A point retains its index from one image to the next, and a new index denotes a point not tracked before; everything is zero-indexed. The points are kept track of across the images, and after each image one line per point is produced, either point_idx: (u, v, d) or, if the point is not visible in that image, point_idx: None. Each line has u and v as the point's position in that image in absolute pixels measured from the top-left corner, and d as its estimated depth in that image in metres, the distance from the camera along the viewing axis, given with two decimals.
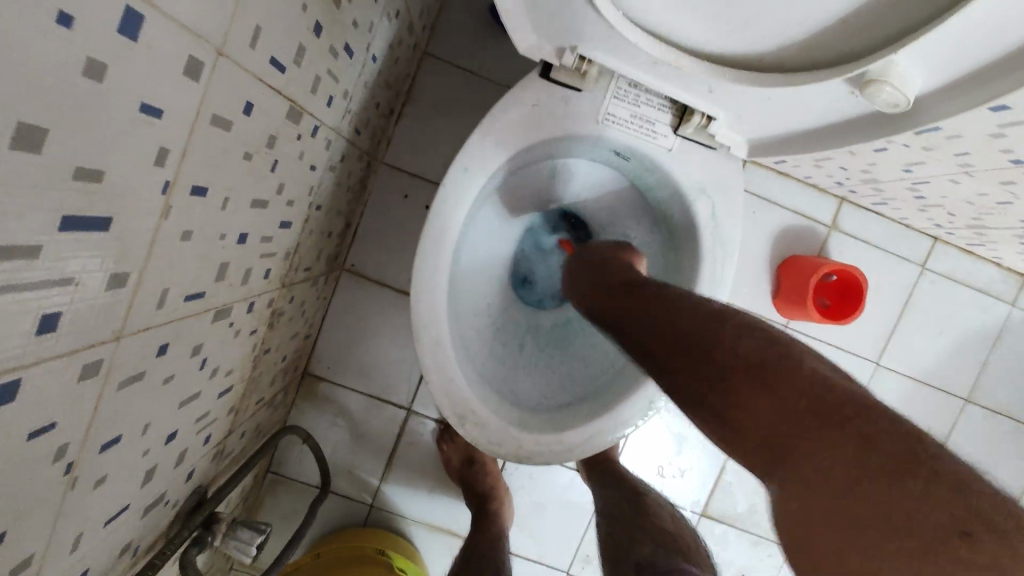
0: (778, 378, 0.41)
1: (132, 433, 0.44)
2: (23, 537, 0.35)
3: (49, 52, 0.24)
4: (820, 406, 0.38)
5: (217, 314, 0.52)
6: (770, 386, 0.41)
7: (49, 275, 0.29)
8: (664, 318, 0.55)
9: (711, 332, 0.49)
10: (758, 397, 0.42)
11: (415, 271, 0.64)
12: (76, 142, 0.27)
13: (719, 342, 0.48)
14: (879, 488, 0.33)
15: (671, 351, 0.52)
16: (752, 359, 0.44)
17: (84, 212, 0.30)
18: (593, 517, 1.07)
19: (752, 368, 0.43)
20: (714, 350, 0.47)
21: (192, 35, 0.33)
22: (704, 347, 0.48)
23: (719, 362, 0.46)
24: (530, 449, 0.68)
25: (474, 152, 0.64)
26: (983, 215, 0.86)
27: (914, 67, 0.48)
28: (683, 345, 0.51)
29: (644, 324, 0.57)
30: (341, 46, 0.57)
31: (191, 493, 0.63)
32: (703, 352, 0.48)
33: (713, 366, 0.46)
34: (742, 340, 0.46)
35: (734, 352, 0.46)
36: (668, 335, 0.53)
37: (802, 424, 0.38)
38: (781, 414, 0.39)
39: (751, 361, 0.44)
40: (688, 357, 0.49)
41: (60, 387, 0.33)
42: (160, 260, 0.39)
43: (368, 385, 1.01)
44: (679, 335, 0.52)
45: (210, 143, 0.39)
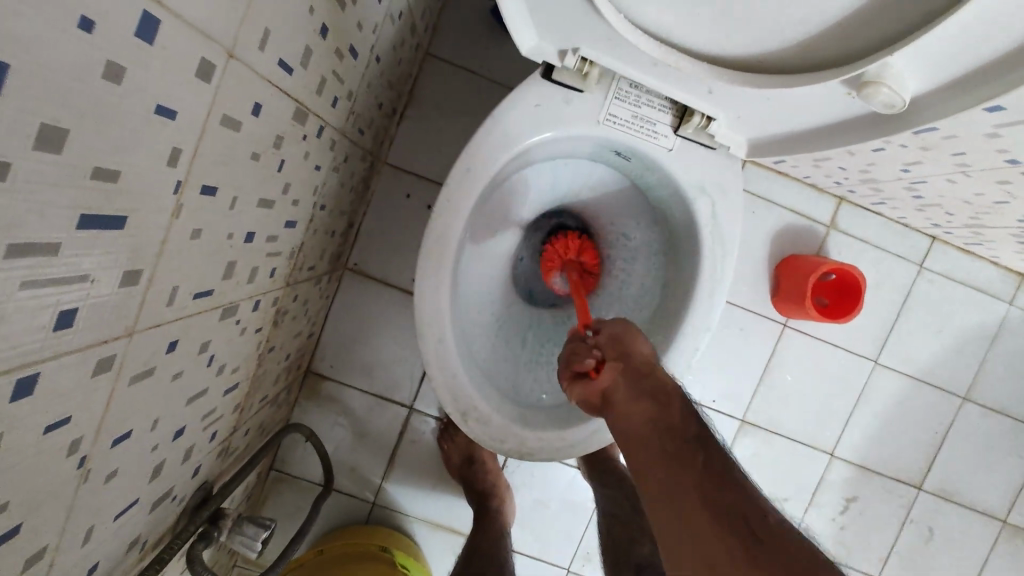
0: (800, 557, 0.40)
1: (142, 429, 0.45)
2: (38, 528, 0.36)
3: (70, 54, 0.25)
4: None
5: (224, 312, 0.53)
6: (795, 562, 0.39)
7: (66, 271, 0.29)
8: (702, 443, 0.49)
9: (739, 482, 0.46)
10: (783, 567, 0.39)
11: (418, 269, 0.65)
12: (95, 141, 0.28)
13: (744, 494, 0.45)
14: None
15: (691, 471, 0.46)
16: (773, 527, 0.42)
17: (101, 209, 0.30)
18: (595, 514, 1.08)
19: (769, 530, 0.42)
20: (739, 500, 0.44)
21: (204, 39, 0.34)
22: (728, 490, 0.45)
23: (745, 511, 0.43)
24: (532, 445, 0.69)
25: (476, 151, 0.65)
26: (980, 215, 0.87)
27: (911, 68, 0.49)
28: (709, 472, 0.46)
29: (673, 428, 0.51)
30: (346, 48, 0.57)
31: (197, 489, 0.64)
32: (729, 492, 0.45)
33: (738, 515, 0.43)
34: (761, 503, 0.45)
35: (762, 513, 0.43)
36: (696, 455, 0.48)
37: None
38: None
39: (772, 525, 0.42)
40: (719, 487, 0.45)
41: (75, 379, 0.34)
42: (171, 257, 0.39)
43: (371, 383, 1.02)
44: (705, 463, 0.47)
45: (220, 143, 0.40)
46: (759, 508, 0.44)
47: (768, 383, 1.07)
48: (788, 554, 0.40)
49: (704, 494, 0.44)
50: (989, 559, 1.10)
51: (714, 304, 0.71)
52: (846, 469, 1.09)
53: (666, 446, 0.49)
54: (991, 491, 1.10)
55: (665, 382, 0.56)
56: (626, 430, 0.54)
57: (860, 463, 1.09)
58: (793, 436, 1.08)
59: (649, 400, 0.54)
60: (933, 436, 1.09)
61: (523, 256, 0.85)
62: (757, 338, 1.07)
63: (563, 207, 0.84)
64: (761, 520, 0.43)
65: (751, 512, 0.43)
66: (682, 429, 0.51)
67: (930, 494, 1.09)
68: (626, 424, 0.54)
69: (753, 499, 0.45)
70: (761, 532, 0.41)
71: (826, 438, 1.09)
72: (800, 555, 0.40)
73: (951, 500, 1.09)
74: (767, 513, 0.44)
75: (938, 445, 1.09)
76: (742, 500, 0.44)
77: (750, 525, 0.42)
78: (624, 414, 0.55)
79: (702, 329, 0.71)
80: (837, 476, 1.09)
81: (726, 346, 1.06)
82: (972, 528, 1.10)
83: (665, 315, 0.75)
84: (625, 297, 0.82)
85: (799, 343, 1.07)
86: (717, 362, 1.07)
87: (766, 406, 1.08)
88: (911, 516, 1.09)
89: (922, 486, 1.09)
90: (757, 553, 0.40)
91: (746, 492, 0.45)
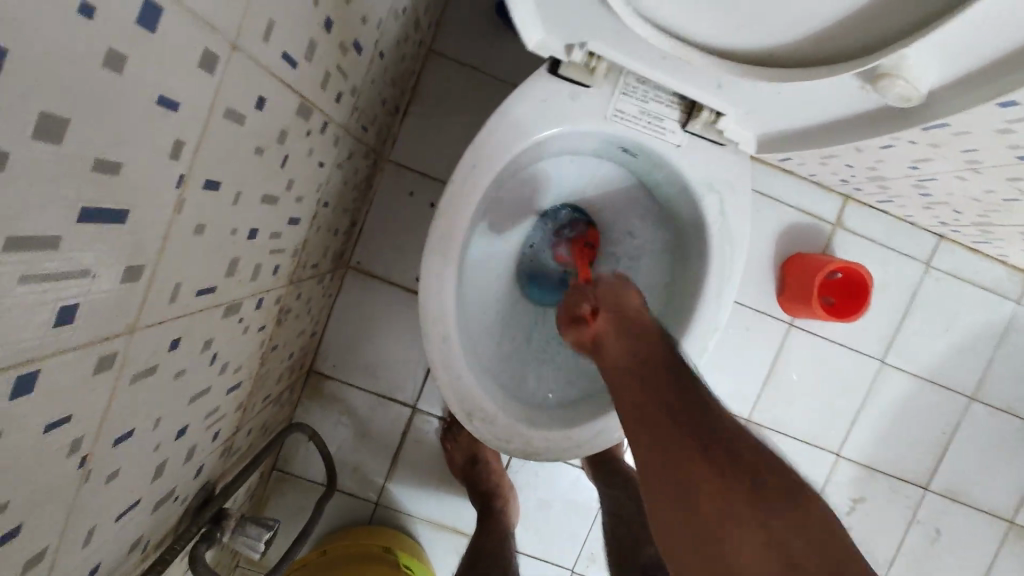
0: (757, 459, 0.48)
1: (144, 428, 0.44)
2: (37, 530, 0.35)
3: (68, 41, 0.24)
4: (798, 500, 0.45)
5: (227, 310, 0.52)
6: (754, 466, 0.47)
7: (65, 265, 0.29)
8: (678, 379, 0.56)
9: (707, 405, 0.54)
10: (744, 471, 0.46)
11: (423, 267, 0.64)
12: (93, 132, 0.27)
13: (713, 414, 0.52)
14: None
15: (666, 405, 0.54)
16: (736, 439, 0.50)
17: (101, 203, 0.30)
18: (599, 515, 1.07)
19: (733, 441, 0.49)
20: (708, 421, 0.51)
21: (207, 29, 0.33)
22: (699, 413, 0.52)
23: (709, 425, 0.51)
24: (538, 445, 0.68)
25: (483, 147, 0.64)
26: (989, 213, 0.87)
27: (926, 60, 0.48)
28: (682, 402, 0.53)
29: (652, 368, 0.58)
30: (350, 43, 0.57)
31: (199, 490, 0.63)
32: (701, 414, 0.52)
33: (706, 431, 0.50)
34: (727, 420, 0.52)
35: (728, 428, 0.51)
36: (671, 389, 0.55)
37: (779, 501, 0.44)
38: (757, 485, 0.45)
39: (737, 438, 0.50)
40: (690, 411, 0.52)
41: (76, 378, 0.33)
42: (173, 253, 0.39)
43: (374, 383, 1.01)
44: (679, 395, 0.54)
45: (223, 137, 0.39)
46: (725, 424, 0.51)
47: (773, 383, 1.07)
48: (744, 464, 0.47)
49: (677, 419, 0.52)
50: (997, 560, 1.09)
51: (722, 301, 0.70)
52: (853, 470, 1.08)
53: (647, 383, 0.57)
54: (998, 492, 1.09)
55: (648, 329, 0.62)
56: (614, 374, 0.61)
57: (867, 463, 1.08)
58: (799, 436, 1.08)
59: (633, 345, 0.61)
60: (940, 436, 1.08)
61: (524, 255, 0.83)
62: (762, 337, 1.06)
63: (566, 206, 0.83)
64: (726, 433, 0.50)
65: (719, 429, 0.51)
66: (659, 368, 0.58)
67: (938, 494, 1.08)
68: (614, 367, 0.61)
69: (721, 418, 0.52)
70: (727, 443, 0.49)
71: (832, 439, 1.08)
72: (758, 459, 0.48)
73: (959, 501, 1.08)
74: (732, 428, 0.51)
75: (945, 445, 1.08)
76: (711, 419, 0.52)
77: (718, 440, 0.49)
78: (611, 358, 0.63)
79: (710, 327, 0.70)
80: (843, 476, 1.08)
81: (732, 346, 1.06)
82: (979, 529, 1.09)
83: (672, 313, 0.74)
84: None
85: (804, 342, 1.06)
86: (723, 362, 1.06)
87: (771, 406, 1.07)
88: (918, 517, 1.08)
89: (929, 487, 1.08)
90: (721, 460, 0.47)
91: (714, 413, 0.53)
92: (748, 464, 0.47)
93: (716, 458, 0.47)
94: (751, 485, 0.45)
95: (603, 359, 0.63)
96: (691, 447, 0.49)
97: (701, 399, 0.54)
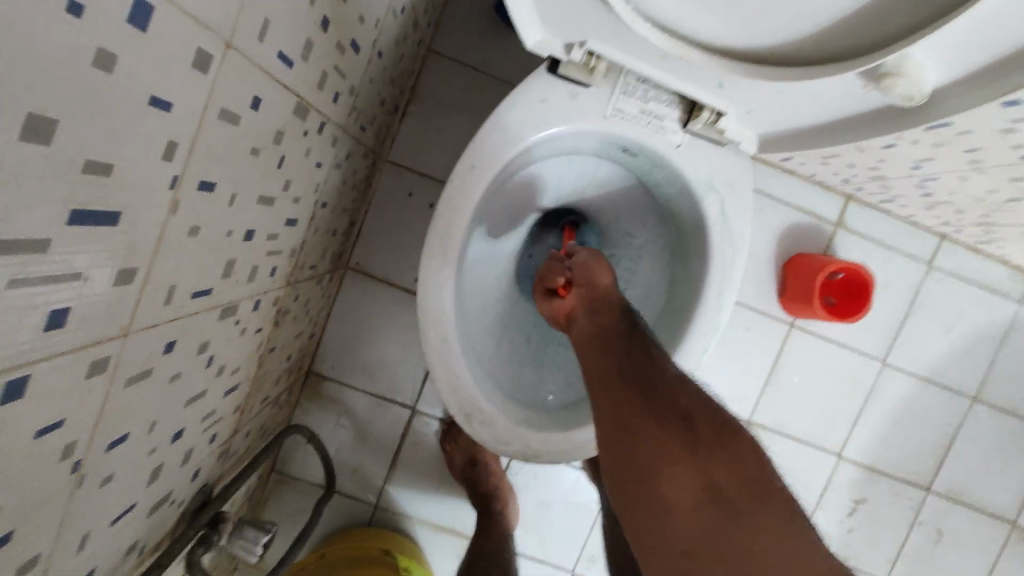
0: (701, 413, 0.51)
1: (139, 431, 0.44)
2: (30, 537, 0.35)
3: (57, 40, 0.23)
4: (738, 446, 0.48)
5: (223, 312, 0.52)
6: (698, 418, 0.51)
7: (56, 269, 0.28)
8: (634, 349, 0.60)
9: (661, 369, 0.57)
10: (686, 421, 0.50)
11: (422, 268, 0.63)
12: (83, 133, 0.27)
13: (664, 377, 0.56)
14: (761, 510, 0.44)
15: (622, 374, 0.57)
16: (683, 395, 0.53)
17: (93, 204, 0.29)
18: (599, 517, 1.06)
19: (681, 398, 0.53)
20: (657, 382, 0.55)
21: (201, 28, 0.32)
22: (651, 376, 0.56)
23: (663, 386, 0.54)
24: (538, 448, 0.68)
25: (482, 147, 0.63)
26: (992, 213, 0.86)
27: (930, 58, 0.48)
28: (635, 367, 0.57)
29: (613, 339, 0.62)
30: (348, 42, 0.56)
31: (196, 493, 0.63)
32: (652, 377, 0.56)
33: (653, 391, 0.54)
34: (677, 379, 0.56)
35: (678, 387, 0.54)
36: (627, 358, 0.59)
37: (717, 446, 0.48)
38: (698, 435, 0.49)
39: (685, 394, 0.54)
40: (644, 373, 0.56)
41: (68, 383, 0.33)
42: (168, 255, 0.38)
43: (373, 384, 1.01)
44: (636, 363, 0.58)
45: (218, 138, 0.39)
46: (674, 383, 0.55)
47: (774, 383, 1.06)
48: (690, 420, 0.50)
49: (631, 384, 0.56)
50: (1000, 562, 1.09)
51: (723, 302, 0.70)
52: (854, 471, 1.08)
53: (609, 353, 0.61)
54: (1001, 493, 1.08)
55: (614, 302, 0.66)
56: (583, 347, 0.65)
57: (868, 465, 1.08)
58: (800, 437, 1.07)
59: (600, 319, 0.65)
60: (942, 437, 1.08)
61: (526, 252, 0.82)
62: (763, 338, 1.05)
63: (566, 207, 0.83)
64: (674, 391, 0.54)
65: (669, 388, 0.54)
66: (617, 337, 0.62)
67: (940, 496, 1.08)
68: (584, 338, 0.65)
69: (672, 377, 0.56)
70: (674, 400, 0.52)
71: (833, 440, 1.07)
72: (702, 411, 0.52)
73: (961, 502, 1.08)
74: (681, 385, 0.55)
75: (947, 446, 1.08)
76: (660, 380, 0.55)
77: (664, 398, 0.53)
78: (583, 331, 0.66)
79: (711, 328, 0.70)
80: (844, 477, 1.08)
81: (733, 347, 1.05)
82: (982, 530, 1.08)
83: (673, 314, 0.74)
84: (632, 297, 0.81)
85: (806, 342, 1.06)
86: (723, 362, 1.05)
87: (772, 407, 1.06)
88: (920, 518, 1.08)
89: (930, 488, 1.08)
90: (665, 415, 0.51)
91: (665, 375, 0.56)
92: (693, 417, 0.51)
93: (663, 413, 0.51)
94: (694, 434, 0.49)
95: (575, 333, 0.67)
96: (643, 408, 0.52)
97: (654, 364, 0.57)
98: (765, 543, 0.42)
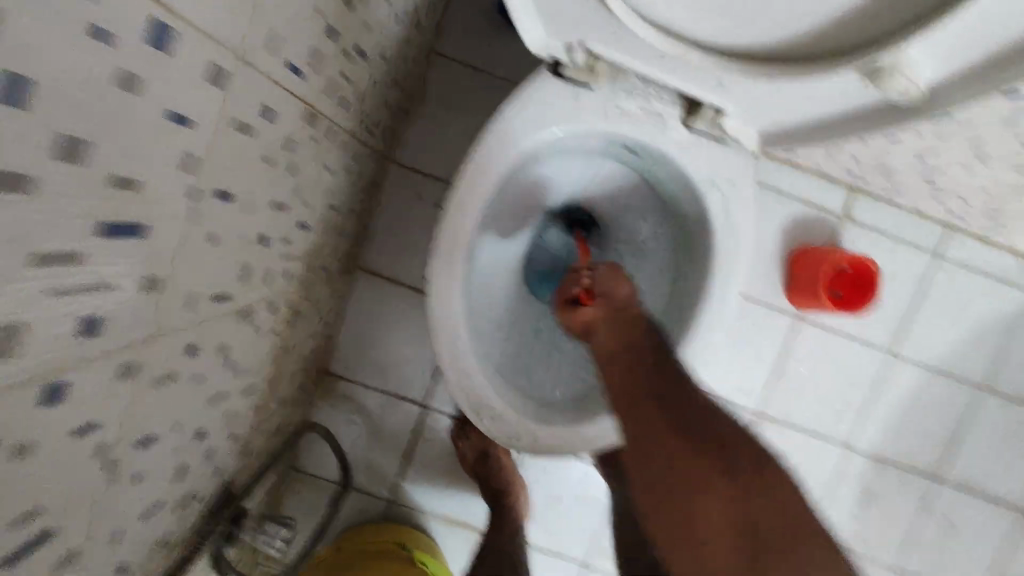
0: (803, 530, 0.53)
1: (163, 431, 0.46)
2: (64, 529, 0.37)
3: (80, 62, 0.25)
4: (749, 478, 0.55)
5: (240, 315, 0.54)
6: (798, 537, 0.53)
7: (83, 278, 0.30)
8: (689, 405, 0.59)
9: (727, 450, 0.57)
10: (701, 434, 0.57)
11: (430, 269, 0.65)
12: (107, 148, 0.28)
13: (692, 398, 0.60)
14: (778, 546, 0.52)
15: (680, 430, 0.57)
16: (783, 494, 0.55)
17: (117, 216, 0.31)
18: (611, 507, 1.07)
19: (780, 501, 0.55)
20: (747, 476, 0.55)
21: (213, 44, 0.34)
22: (728, 451, 0.57)
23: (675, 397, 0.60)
24: (547, 442, 0.69)
25: (486, 150, 0.64)
26: (998, 202, 0.86)
27: (923, 54, 0.48)
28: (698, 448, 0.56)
29: (660, 395, 0.59)
30: (353, 49, 0.58)
31: (218, 489, 0.65)
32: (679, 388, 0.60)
33: (741, 498, 0.54)
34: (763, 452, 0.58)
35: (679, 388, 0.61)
36: (690, 419, 0.58)
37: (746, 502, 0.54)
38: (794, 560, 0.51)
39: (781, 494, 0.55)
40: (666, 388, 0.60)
41: (99, 384, 0.35)
42: (188, 261, 0.40)
43: (384, 382, 1.03)
44: (710, 437, 0.57)
45: (231, 149, 0.41)
46: (771, 472, 0.56)
47: (782, 376, 1.07)
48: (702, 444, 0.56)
49: (698, 465, 0.55)
50: (1012, 551, 1.09)
51: (726, 297, 0.70)
52: (864, 462, 1.08)
53: (648, 393, 0.60)
54: (1014, 482, 1.08)
55: (642, 320, 0.66)
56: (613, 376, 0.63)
57: (878, 456, 1.08)
58: (809, 429, 1.08)
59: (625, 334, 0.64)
60: (953, 427, 1.08)
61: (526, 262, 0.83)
62: (771, 331, 1.06)
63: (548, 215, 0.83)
64: (773, 483, 0.55)
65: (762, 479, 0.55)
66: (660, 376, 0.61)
67: (951, 485, 1.08)
68: (604, 352, 0.65)
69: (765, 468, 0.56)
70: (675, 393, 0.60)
71: (842, 432, 1.08)
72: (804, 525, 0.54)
73: (973, 491, 1.08)
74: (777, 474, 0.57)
75: (958, 436, 1.08)
76: (741, 456, 0.56)
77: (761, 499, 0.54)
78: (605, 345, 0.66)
79: (715, 323, 0.70)
80: (854, 468, 1.08)
81: (740, 340, 1.06)
82: (994, 520, 1.08)
83: (677, 310, 0.74)
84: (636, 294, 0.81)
85: (813, 335, 1.06)
86: (729, 356, 1.06)
87: (780, 399, 1.07)
88: (931, 508, 1.08)
89: (942, 478, 1.08)
90: (762, 521, 0.53)
91: (753, 454, 0.57)
92: (791, 534, 0.53)
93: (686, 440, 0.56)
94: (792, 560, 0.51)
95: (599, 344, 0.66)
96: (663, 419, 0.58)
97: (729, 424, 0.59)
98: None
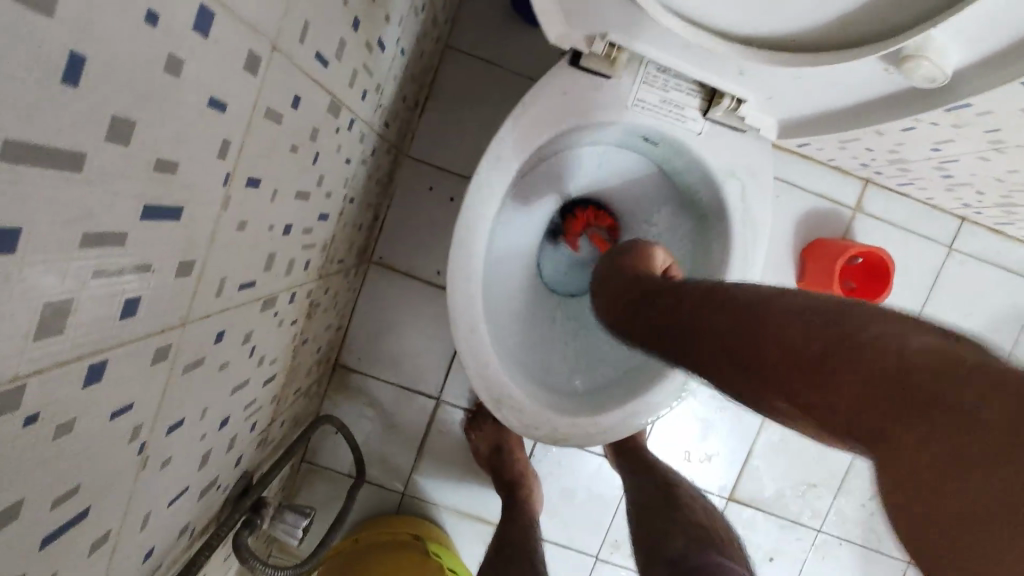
0: (903, 389, 0.32)
1: (192, 418, 0.46)
2: (102, 512, 0.37)
3: (137, 47, 0.25)
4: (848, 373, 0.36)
5: (264, 304, 0.54)
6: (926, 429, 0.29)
7: (130, 261, 0.30)
8: (755, 337, 0.46)
9: (815, 360, 0.39)
10: (791, 358, 0.41)
11: (452, 259, 0.65)
12: (156, 133, 0.29)
13: (729, 318, 0.50)
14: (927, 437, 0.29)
15: (727, 367, 0.48)
16: (857, 361, 0.35)
17: (162, 201, 0.31)
18: (623, 500, 1.08)
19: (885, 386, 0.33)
20: (862, 368, 0.35)
21: (252, 32, 0.34)
22: (762, 353, 0.44)
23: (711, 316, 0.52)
24: (566, 431, 0.69)
25: (507, 140, 0.65)
26: (1012, 193, 0.86)
27: (951, 40, 0.49)
28: (780, 373, 0.42)
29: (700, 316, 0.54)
30: (375, 40, 0.58)
31: (239, 479, 0.66)
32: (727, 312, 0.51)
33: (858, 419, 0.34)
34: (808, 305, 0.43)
35: (737, 327, 0.48)
36: (724, 345, 0.49)
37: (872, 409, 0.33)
38: (919, 443, 0.30)
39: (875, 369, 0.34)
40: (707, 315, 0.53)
41: (138, 367, 0.35)
42: (221, 248, 0.40)
43: (398, 375, 1.03)
44: (796, 360, 0.41)
45: (264, 137, 0.41)
46: (817, 351, 0.39)
47: None
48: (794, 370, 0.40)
49: (774, 389, 0.42)
50: None
51: None
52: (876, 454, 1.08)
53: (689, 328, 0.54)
54: None
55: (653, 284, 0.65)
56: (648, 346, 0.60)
57: None
58: None
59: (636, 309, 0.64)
60: None
61: (542, 258, 0.84)
62: None
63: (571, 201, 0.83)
64: (823, 360, 0.38)
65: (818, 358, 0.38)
66: (691, 310, 0.55)
67: None
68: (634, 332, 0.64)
69: (824, 336, 0.39)
70: (731, 331, 0.49)
71: None
72: (919, 382, 0.31)
73: None
74: (861, 336, 0.36)
75: None
76: (768, 341, 0.44)
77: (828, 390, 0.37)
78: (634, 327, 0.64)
79: None
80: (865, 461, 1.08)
81: None
82: None
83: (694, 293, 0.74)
84: None
85: None
86: None
87: None
88: None
89: None
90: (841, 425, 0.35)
91: (795, 339, 0.42)
92: (891, 410, 0.32)
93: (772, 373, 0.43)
94: (892, 434, 0.31)
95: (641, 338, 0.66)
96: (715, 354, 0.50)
97: (755, 304, 0.48)
98: (975, 526, 0.26)
